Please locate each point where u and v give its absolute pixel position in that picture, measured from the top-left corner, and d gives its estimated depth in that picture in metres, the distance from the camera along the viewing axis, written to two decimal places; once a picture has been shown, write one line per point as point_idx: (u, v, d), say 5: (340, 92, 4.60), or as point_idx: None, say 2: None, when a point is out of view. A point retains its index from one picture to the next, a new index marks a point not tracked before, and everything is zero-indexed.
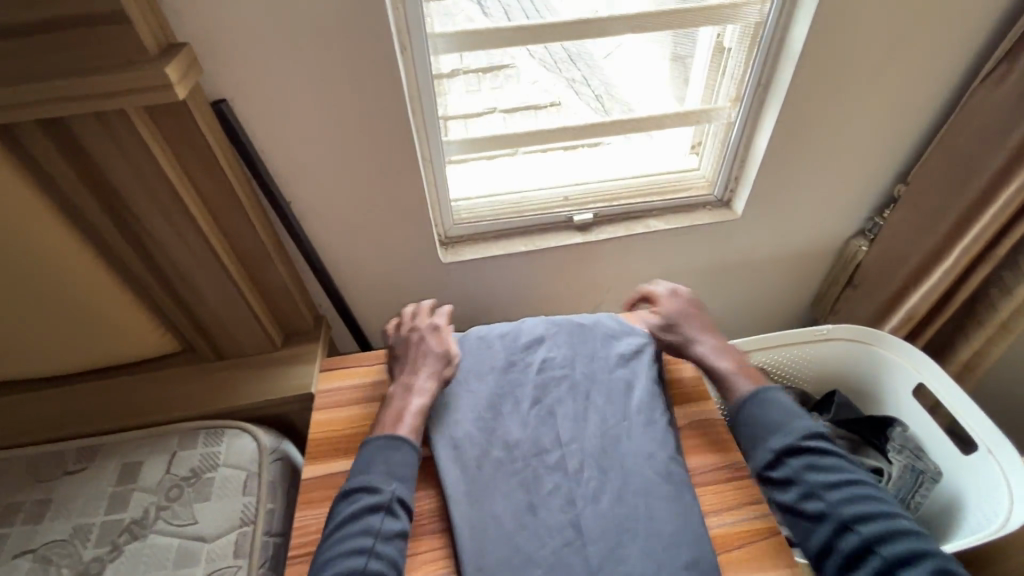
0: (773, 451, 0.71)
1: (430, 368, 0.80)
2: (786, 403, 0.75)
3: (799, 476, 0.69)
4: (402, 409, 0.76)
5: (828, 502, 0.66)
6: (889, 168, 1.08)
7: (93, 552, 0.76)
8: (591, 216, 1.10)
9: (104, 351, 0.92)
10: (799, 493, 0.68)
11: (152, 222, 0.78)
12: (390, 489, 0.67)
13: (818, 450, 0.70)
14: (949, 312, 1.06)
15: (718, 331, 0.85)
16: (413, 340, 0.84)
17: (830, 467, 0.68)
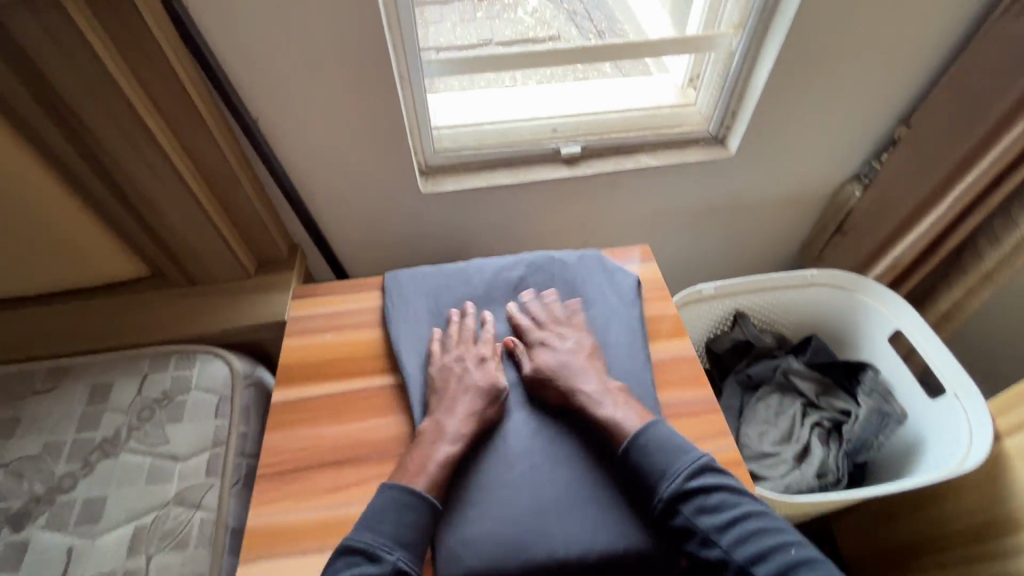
0: (665, 500, 0.62)
1: (470, 401, 0.69)
2: (663, 437, 0.66)
3: (694, 526, 0.61)
4: (426, 456, 0.64)
5: (724, 547, 0.60)
6: (893, 109, 1.03)
7: (65, 468, 0.75)
8: (579, 149, 1.05)
9: (67, 273, 0.89)
10: (700, 544, 0.61)
11: (105, 134, 0.73)
12: (392, 559, 0.57)
13: (711, 492, 0.62)
14: (935, 262, 1.05)
15: (601, 369, 0.73)
16: (454, 364, 0.73)
17: (724, 510, 0.61)
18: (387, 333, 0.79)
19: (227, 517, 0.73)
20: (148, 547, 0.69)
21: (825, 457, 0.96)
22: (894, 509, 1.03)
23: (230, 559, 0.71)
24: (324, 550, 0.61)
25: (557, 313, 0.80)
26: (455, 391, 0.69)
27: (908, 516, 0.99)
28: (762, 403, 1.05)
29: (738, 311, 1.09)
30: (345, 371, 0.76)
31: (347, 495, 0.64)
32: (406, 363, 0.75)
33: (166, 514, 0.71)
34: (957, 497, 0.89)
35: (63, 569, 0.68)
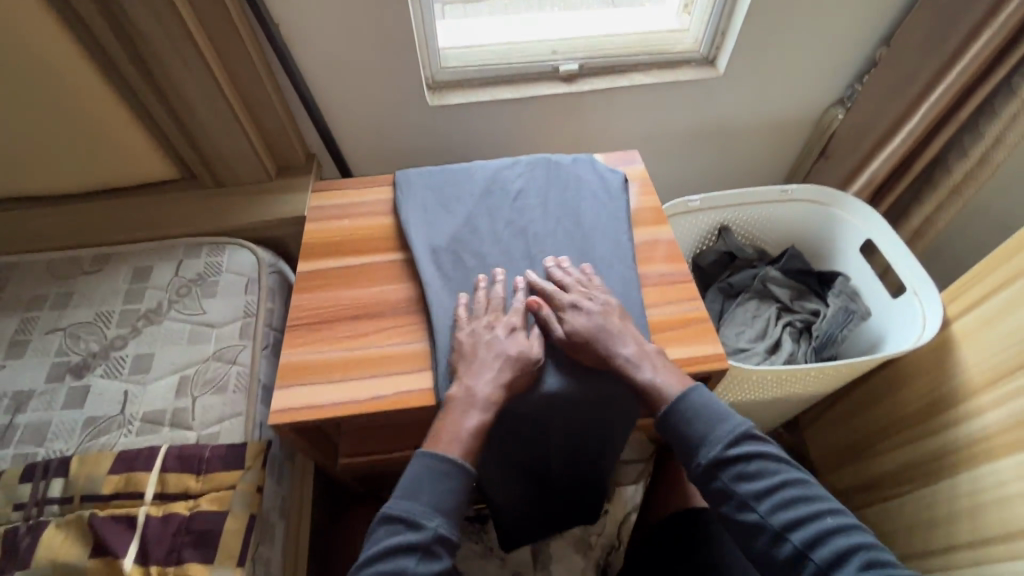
0: (705, 462, 0.65)
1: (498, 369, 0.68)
2: (707, 404, 0.68)
3: (731, 490, 0.64)
4: (456, 428, 0.64)
5: (762, 513, 0.62)
6: (874, 30, 1.08)
7: (115, 332, 0.86)
8: (577, 67, 1.12)
9: (104, 169, 0.98)
10: (737, 507, 0.64)
11: (144, 26, 0.80)
12: (433, 526, 0.59)
13: (750, 459, 0.64)
14: (908, 178, 1.13)
15: (637, 333, 0.73)
16: (482, 331, 0.71)
17: (762, 477, 0.63)
18: (396, 218, 0.87)
19: (259, 373, 0.82)
20: (193, 391, 0.79)
21: (793, 351, 1.05)
22: (857, 403, 1.13)
23: (263, 408, 0.80)
24: (346, 379, 0.71)
25: (580, 277, 0.78)
26: (481, 358, 0.68)
27: (868, 407, 1.10)
28: (740, 307, 1.13)
29: (722, 225, 1.17)
30: (362, 248, 0.85)
31: (366, 340, 0.75)
32: (410, 240, 0.83)
33: (207, 367, 0.82)
34: (909, 384, 0.99)
35: (122, 406, 0.78)
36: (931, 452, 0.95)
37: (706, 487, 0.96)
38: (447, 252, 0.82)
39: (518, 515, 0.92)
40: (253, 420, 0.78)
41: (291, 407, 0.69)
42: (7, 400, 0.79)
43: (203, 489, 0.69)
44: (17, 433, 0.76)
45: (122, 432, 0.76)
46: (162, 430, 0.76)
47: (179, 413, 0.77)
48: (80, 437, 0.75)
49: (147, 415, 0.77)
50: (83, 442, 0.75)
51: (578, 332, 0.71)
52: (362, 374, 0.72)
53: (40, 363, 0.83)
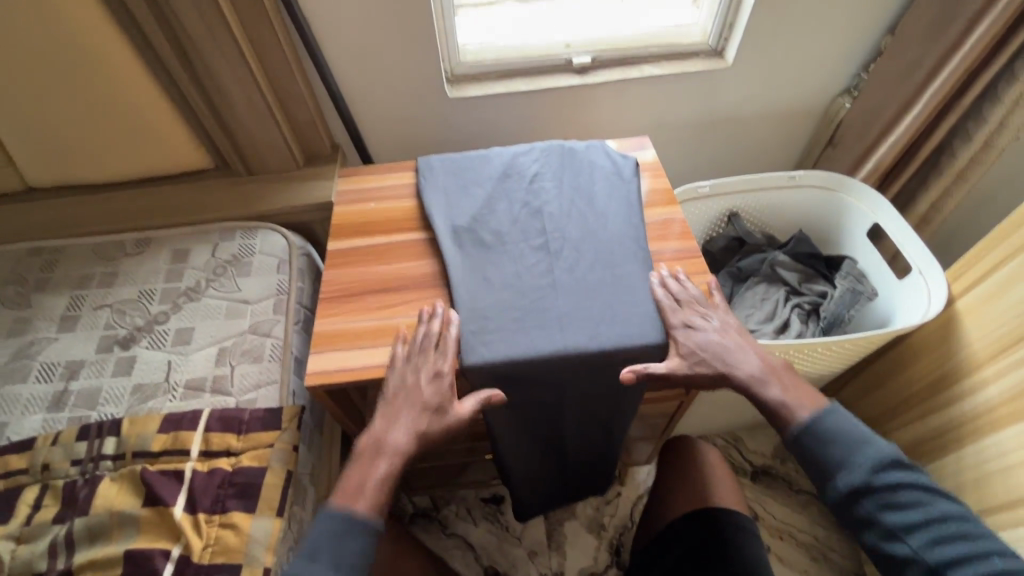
0: (849, 486, 0.66)
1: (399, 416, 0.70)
2: (846, 427, 0.69)
3: (880, 520, 0.65)
4: (367, 475, 0.68)
5: (913, 545, 0.64)
6: (879, 20, 1.12)
7: (158, 307, 0.92)
8: (590, 59, 1.17)
9: (146, 158, 1.05)
10: (882, 532, 0.65)
11: (189, 22, 0.86)
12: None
13: (897, 486, 0.65)
14: (914, 164, 1.15)
15: (754, 348, 0.76)
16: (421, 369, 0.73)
17: (910, 504, 0.65)
18: (419, 200, 0.93)
19: (292, 345, 0.88)
20: (231, 361, 0.85)
21: (802, 330, 1.07)
22: (865, 385, 1.16)
23: (296, 377, 0.86)
24: (375, 346, 0.76)
25: (692, 293, 0.79)
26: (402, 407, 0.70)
27: (875, 387, 1.13)
28: (750, 290, 1.16)
29: (731, 211, 1.21)
30: (388, 228, 0.90)
31: (392, 311, 0.80)
32: (434, 220, 0.88)
33: (244, 339, 0.87)
34: (915, 362, 1.02)
35: (166, 374, 0.84)
36: (937, 427, 0.98)
37: (730, 486, 0.92)
38: (467, 230, 0.86)
39: (532, 483, 0.96)
40: (287, 387, 0.83)
41: (324, 371, 0.74)
42: (62, 368, 0.85)
43: (244, 447, 0.75)
44: (72, 398, 0.82)
45: (167, 397, 0.81)
46: (204, 395, 0.82)
47: (219, 380, 0.83)
48: (128, 402, 0.81)
49: (189, 382, 0.83)
50: (132, 406, 0.81)
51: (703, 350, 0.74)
52: (391, 342, 0.77)
53: (90, 335, 0.89)
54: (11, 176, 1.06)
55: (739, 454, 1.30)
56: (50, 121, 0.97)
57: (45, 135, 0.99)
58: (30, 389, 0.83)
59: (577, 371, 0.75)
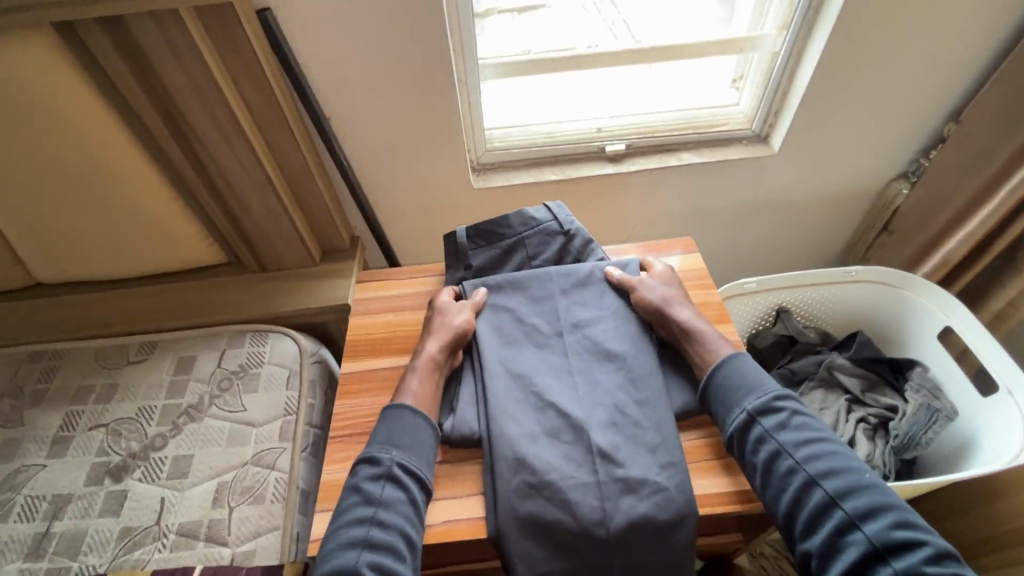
0: (747, 409, 0.67)
1: (439, 339, 0.75)
2: (753, 364, 0.72)
3: (774, 437, 0.64)
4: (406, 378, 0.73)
5: (797, 459, 0.62)
6: (941, 107, 1.03)
7: (156, 430, 0.84)
8: (624, 146, 1.10)
9: (159, 256, 1.00)
10: (773, 455, 0.63)
11: (203, 129, 0.82)
12: (392, 458, 0.65)
13: (789, 411, 0.66)
14: (987, 259, 1.04)
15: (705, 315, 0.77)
16: (456, 311, 0.78)
17: (798, 429, 0.64)
18: None
19: (298, 478, 0.79)
20: (230, 501, 0.76)
21: (871, 453, 0.93)
22: (946, 508, 1.01)
23: (301, 518, 0.76)
24: None
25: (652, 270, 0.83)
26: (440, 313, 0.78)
27: (957, 514, 0.98)
28: (805, 398, 1.03)
29: (780, 307, 1.10)
30: (408, 346, 0.82)
31: None
32: (452, 412, 0.73)
33: (245, 472, 0.78)
34: (1012, 496, 0.88)
35: (157, 515, 0.75)
36: None
37: None
38: (478, 408, 0.72)
39: (533, 521, 0.63)
40: (290, 534, 0.74)
41: None
42: (46, 504, 0.77)
43: None
44: (53, 544, 0.74)
45: (156, 547, 0.72)
46: (197, 545, 0.72)
47: (215, 526, 0.74)
48: (114, 551, 0.72)
49: (182, 528, 0.74)
50: (118, 556, 0.72)
51: (645, 304, 0.77)
52: None
53: (81, 464, 0.81)
54: (19, 274, 1.02)
55: None
56: (60, 223, 0.93)
57: (54, 237, 0.95)
58: (10, 530, 0.75)
59: (549, 281, 0.81)
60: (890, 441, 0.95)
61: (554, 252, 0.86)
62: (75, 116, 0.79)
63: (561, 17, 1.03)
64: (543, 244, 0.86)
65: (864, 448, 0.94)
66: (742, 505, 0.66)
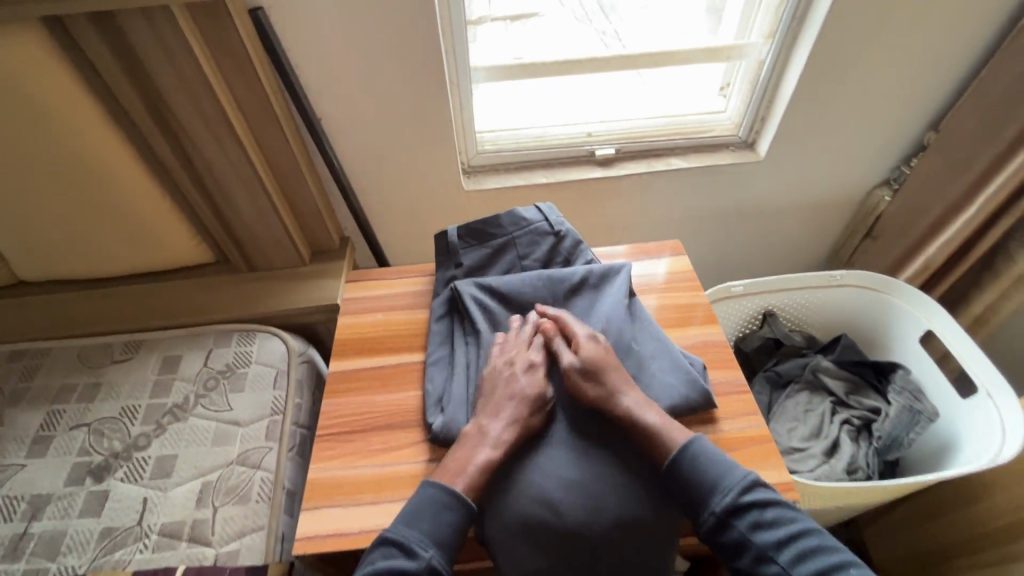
0: (715, 514, 0.60)
1: (514, 409, 0.67)
2: (711, 451, 0.63)
3: (752, 544, 0.58)
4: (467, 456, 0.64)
5: (782, 567, 0.57)
6: (921, 116, 1.05)
7: (140, 429, 0.83)
8: (613, 151, 1.11)
9: (146, 255, 0.99)
10: (755, 561, 0.58)
11: (193, 126, 0.82)
12: (427, 557, 0.57)
13: (762, 507, 0.59)
14: (966, 264, 1.06)
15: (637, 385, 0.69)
16: (505, 368, 0.70)
17: (775, 528, 0.58)
18: (421, 381, 0.77)
19: (284, 478, 0.78)
20: (214, 501, 0.75)
21: (854, 454, 0.95)
22: (927, 508, 1.03)
23: (287, 518, 0.75)
24: (377, 501, 0.66)
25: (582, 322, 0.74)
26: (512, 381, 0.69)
27: (939, 516, 0.99)
28: (790, 400, 1.05)
29: (767, 311, 1.12)
30: (396, 345, 0.82)
31: (398, 455, 0.70)
32: (441, 410, 0.72)
33: (230, 472, 0.77)
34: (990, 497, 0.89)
35: (140, 516, 0.74)
36: None
37: None
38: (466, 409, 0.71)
39: (519, 525, 0.63)
40: (275, 534, 0.73)
41: (316, 532, 0.64)
42: (25, 504, 0.76)
43: None
44: (31, 544, 0.72)
45: (138, 547, 0.71)
46: (180, 546, 0.71)
47: (198, 526, 0.73)
48: (93, 551, 0.71)
49: (165, 528, 0.73)
50: (98, 557, 0.71)
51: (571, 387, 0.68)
52: (395, 495, 0.67)
53: (62, 463, 0.80)
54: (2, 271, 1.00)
55: None
56: (45, 220, 0.92)
57: (38, 235, 0.94)
58: None
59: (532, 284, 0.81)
60: (871, 443, 0.97)
61: (544, 253, 0.86)
62: (62, 111, 0.79)
63: (553, 26, 1.02)
64: (533, 244, 0.86)
65: (846, 450, 0.96)
66: None
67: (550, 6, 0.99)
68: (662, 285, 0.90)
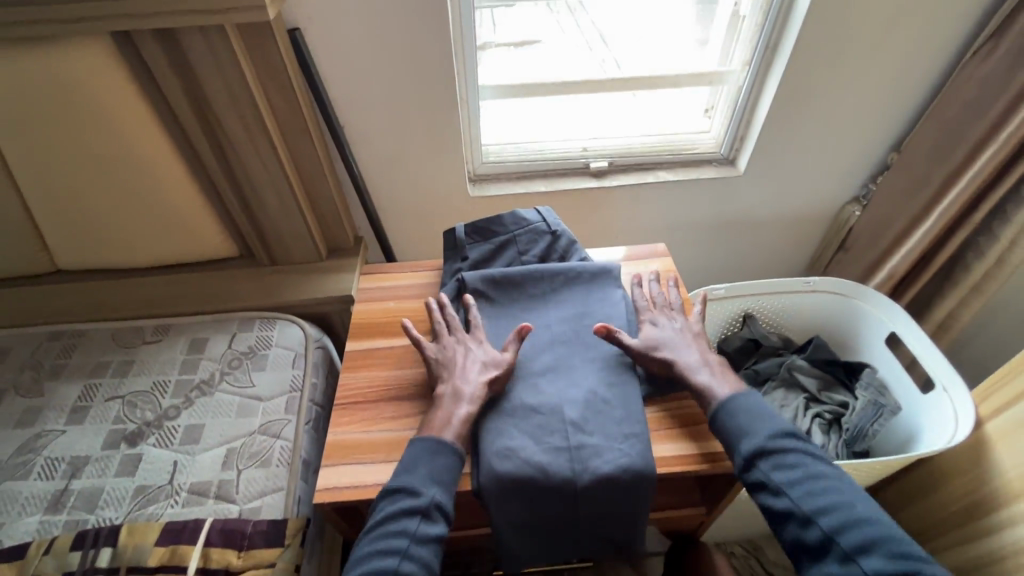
0: (742, 454, 0.71)
1: (479, 370, 0.77)
2: (750, 401, 0.75)
3: (768, 479, 0.68)
4: (450, 415, 0.73)
5: (793, 499, 0.67)
6: (884, 138, 1.17)
7: (170, 401, 0.91)
8: (606, 164, 1.22)
9: (178, 248, 1.09)
10: (771, 494, 0.68)
11: (233, 129, 0.92)
12: (432, 494, 0.67)
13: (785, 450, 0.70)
14: (928, 273, 1.16)
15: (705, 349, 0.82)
16: (456, 344, 0.81)
17: (793, 468, 0.68)
18: (428, 360, 0.86)
19: (301, 448, 0.86)
20: (238, 464, 0.82)
21: (824, 444, 1.03)
22: (894, 500, 1.10)
23: (303, 483, 0.83)
24: (389, 460, 0.74)
25: (655, 298, 0.89)
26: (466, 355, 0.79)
27: (905, 507, 1.06)
28: (768, 396, 1.14)
29: (747, 313, 1.21)
30: (407, 329, 0.91)
31: (407, 422, 0.78)
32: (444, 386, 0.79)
33: (253, 440, 0.85)
34: (947, 484, 0.97)
35: (170, 476, 0.81)
36: (974, 560, 0.90)
37: None
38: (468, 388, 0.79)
39: (511, 481, 0.71)
40: (293, 495, 0.80)
41: (333, 487, 0.72)
42: (64, 465, 0.83)
43: (244, 566, 0.72)
44: (71, 499, 0.80)
45: (169, 503, 0.79)
46: (207, 502, 0.79)
47: (224, 486, 0.80)
48: (128, 506, 0.79)
49: (194, 487, 0.80)
50: (132, 510, 0.78)
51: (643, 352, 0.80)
52: (405, 456, 0.75)
53: (99, 429, 0.88)
54: (43, 259, 1.09)
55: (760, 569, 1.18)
56: (89, 212, 1.01)
57: (81, 226, 1.03)
58: (31, 487, 0.81)
59: (527, 280, 0.90)
60: (842, 435, 1.04)
61: (541, 250, 0.96)
62: (117, 112, 0.89)
63: (553, 51, 1.14)
64: (532, 241, 0.96)
65: (817, 440, 1.04)
66: (699, 469, 0.75)
67: (550, 33, 1.11)
68: (649, 282, 0.99)
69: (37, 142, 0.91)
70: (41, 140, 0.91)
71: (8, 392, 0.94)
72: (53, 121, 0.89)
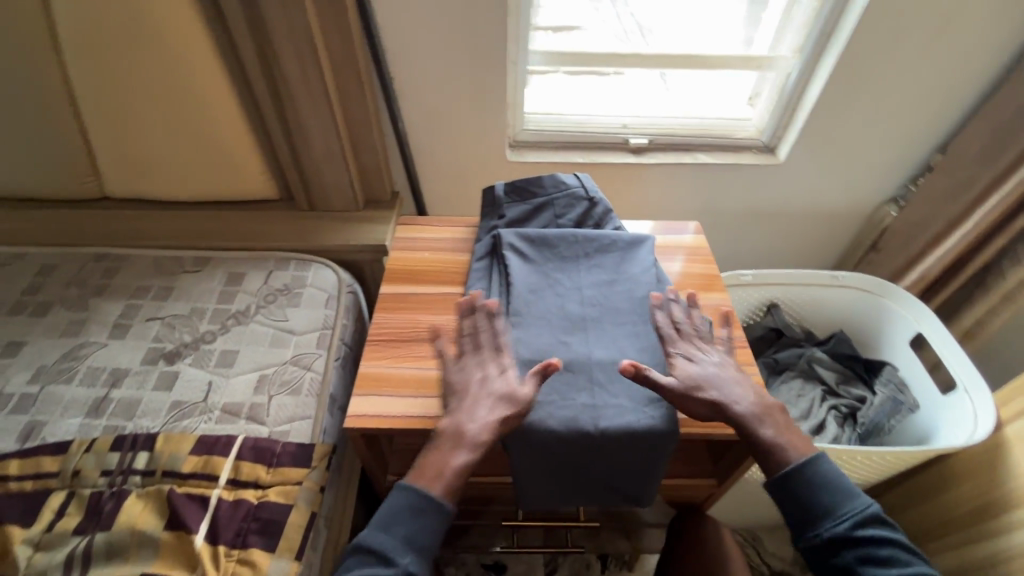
0: (821, 536, 0.67)
1: (491, 409, 0.70)
2: (833, 475, 0.69)
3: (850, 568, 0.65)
4: (445, 461, 0.67)
5: None
6: (930, 138, 1.16)
7: (207, 327, 0.94)
8: (646, 141, 1.22)
9: (222, 185, 1.12)
10: None
11: (288, 68, 0.93)
12: (406, 561, 0.62)
13: (870, 537, 0.65)
14: (960, 278, 1.15)
15: (757, 391, 0.76)
16: (474, 369, 0.75)
17: (880, 555, 0.64)
18: (459, 308, 0.88)
19: (330, 383, 0.88)
20: (269, 390, 0.85)
21: (838, 434, 1.05)
22: (902, 497, 1.11)
23: (330, 415, 0.86)
24: (418, 396, 0.77)
25: (691, 327, 0.81)
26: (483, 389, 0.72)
27: (914, 505, 1.07)
28: (785, 384, 1.15)
29: (772, 303, 1.21)
30: (442, 277, 0.93)
31: (437, 362, 0.80)
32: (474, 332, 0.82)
33: (284, 369, 0.88)
34: (958, 485, 0.97)
35: (205, 395, 0.85)
36: (979, 559, 0.91)
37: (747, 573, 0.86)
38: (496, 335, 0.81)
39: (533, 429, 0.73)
40: (320, 424, 0.83)
41: (362, 415, 0.74)
42: (106, 375, 0.87)
43: (271, 481, 0.75)
44: (111, 406, 0.83)
45: (203, 418, 0.82)
46: (239, 421, 0.82)
47: (255, 408, 0.83)
48: (165, 418, 0.82)
49: (226, 406, 0.84)
50: (168, 422, 0.81)
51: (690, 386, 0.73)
52: (434, 393, 0.77)
53: (138, 346, 0.91)
54: (92, 184, 1.13)
55: (758, 555, 1.20)
56: (142, 139, 1.04)
57: (132, 154, 1.06)
58: (73, 391, 0.85)
59: (560, 240, 0.91)
60: (856, 428, 1.06)
61: (577, 215, 0.97)
62: (180, 41, 0.91)
63: (600, 31, 1.13)
64: (569, 206, 0.97)
65: (831, 429, 1.05)
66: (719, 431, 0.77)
67: (599, 14, 1.10)
68: (682, 256, 1.00)
69: (99, 65, 0.93)
70: (103, 63, 0.93)
71: (53, 305, 0.98)
72: (118, 47, 0.91)
